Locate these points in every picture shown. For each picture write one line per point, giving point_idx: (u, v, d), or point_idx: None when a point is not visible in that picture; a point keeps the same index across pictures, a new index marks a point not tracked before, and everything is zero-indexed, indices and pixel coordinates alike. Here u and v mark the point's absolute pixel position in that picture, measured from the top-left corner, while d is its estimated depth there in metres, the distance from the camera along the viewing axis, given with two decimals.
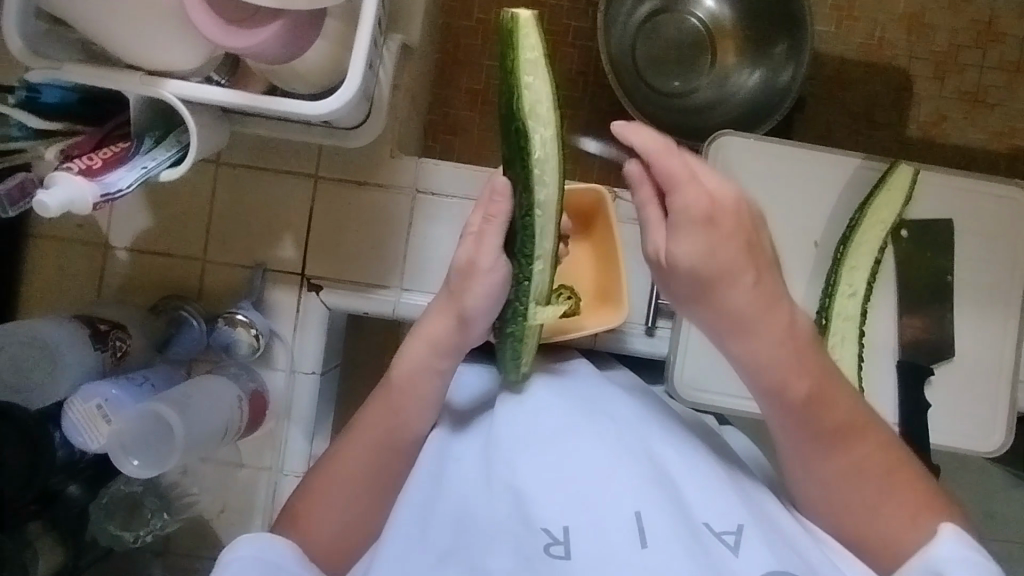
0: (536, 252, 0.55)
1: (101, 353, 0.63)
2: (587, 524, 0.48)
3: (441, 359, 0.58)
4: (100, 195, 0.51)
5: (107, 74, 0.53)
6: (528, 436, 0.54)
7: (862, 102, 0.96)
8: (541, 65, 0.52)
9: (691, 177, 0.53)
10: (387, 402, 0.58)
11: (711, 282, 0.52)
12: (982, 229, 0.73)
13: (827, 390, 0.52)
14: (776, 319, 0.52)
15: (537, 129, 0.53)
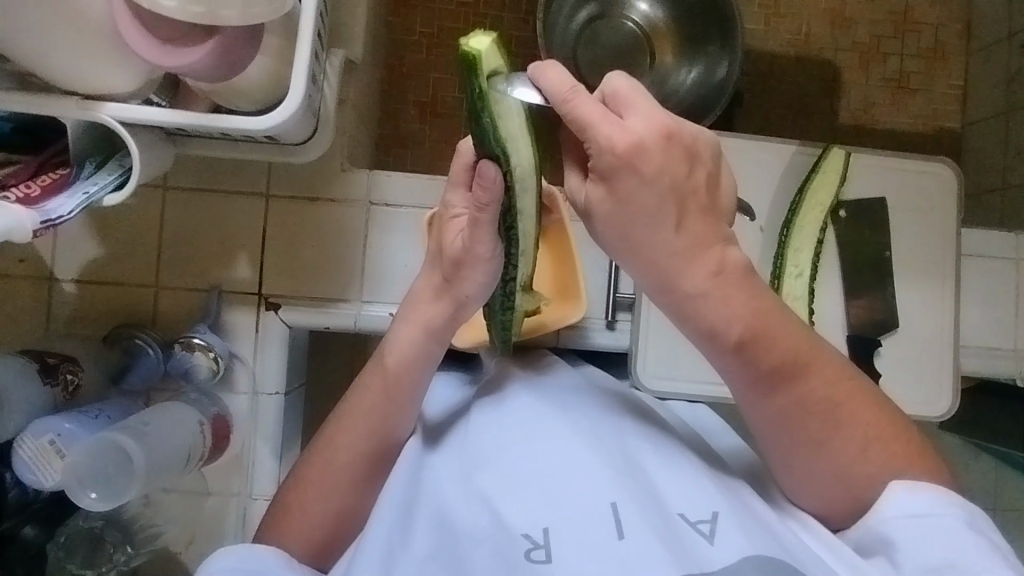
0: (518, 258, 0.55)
1: (51, 387, 0.61)
2: (567, 524, 0.48)
3: (435, 343, 0.59)
4: (40, 222, 0.50)
5: (41, 101, 0.53)
6: (504, 443, 0.54)
7: (796, 93, 1.00)
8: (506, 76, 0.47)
9: (609, 114, 0.46)
10: (381, 391, 0.58)
11: (633, 226, 0.47)
12: (914, 204, 0.77)
13: (765, 327, 0.49)
14: (708, 259, 0.48)
15: (515, 148, 0.49)
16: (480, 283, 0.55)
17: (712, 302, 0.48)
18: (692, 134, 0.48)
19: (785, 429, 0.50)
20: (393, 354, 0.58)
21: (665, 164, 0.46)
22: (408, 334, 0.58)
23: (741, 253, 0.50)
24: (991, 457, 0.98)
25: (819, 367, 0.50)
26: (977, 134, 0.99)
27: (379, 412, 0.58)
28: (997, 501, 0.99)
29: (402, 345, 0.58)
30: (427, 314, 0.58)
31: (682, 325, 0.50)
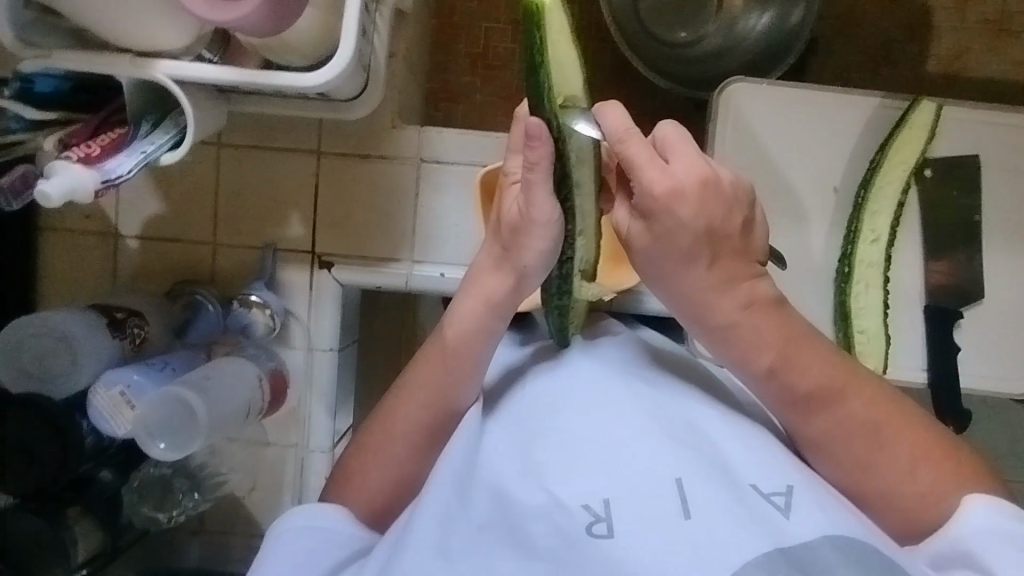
0: (577, 236, 0.52)
1: (120, 340, 0.64)
2: (629, 500, 0.47)
3: (496, 318, 0.56)
4: (101, 181, 0.51)
5: (98, 59, 0.53)
6: (562, 415, 0.53)
7: (880, 38, 0.91)
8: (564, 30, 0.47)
9: (656, 159, 0.49)
10: (441, 363, 0.57)
11: (668, 262, 0.50)
12: (1011, 163, 0.70)
13: (795, 358, 0.51)
14: (740, 292, 0.51)
15: (573, 116, 0.49)
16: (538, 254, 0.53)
17: (745, 330, 0.51)
18: (732, 181, 0.51)
19: (830, 447, 0.50)
20: (454, 327, 0.57)
21: (702, 209, 0.49)
22: (470, 306, 0.56)
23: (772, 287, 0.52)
24: None
25: (857, 391, 0.50)
26: None
27: (439, 383, 0.57)
28: None
29: (463, 317, 0.57)
30: (489, 288, 0.56)
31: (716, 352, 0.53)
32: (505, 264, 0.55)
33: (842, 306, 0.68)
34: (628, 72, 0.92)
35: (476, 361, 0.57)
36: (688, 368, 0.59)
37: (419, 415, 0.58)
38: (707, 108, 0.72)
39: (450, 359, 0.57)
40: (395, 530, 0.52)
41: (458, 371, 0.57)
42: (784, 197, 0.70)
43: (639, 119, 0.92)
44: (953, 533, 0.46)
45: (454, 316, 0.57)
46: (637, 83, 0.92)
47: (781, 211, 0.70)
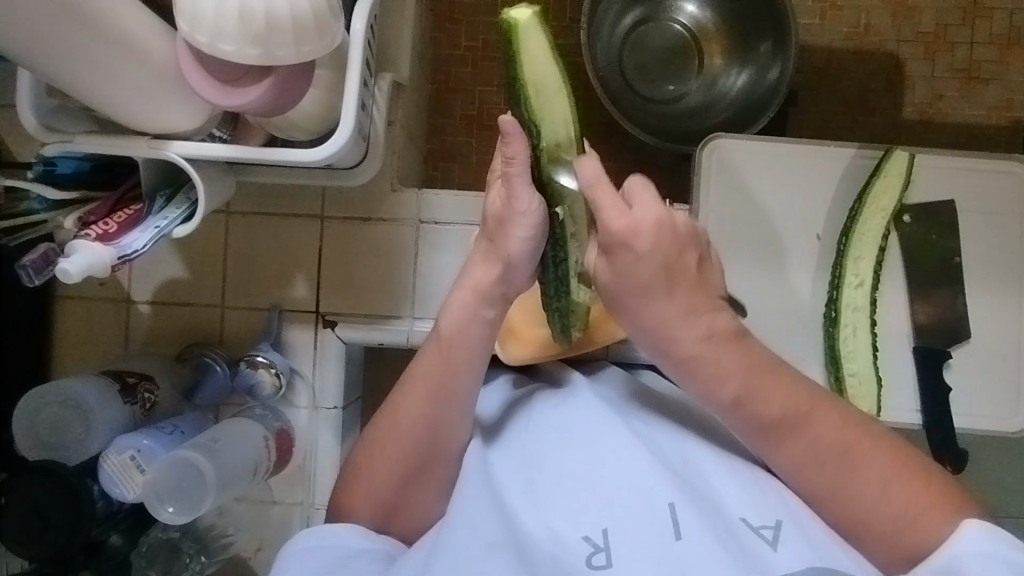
0: (568, 238, 0.56)
1: (130, 406, 0.66)
2: (627, 530, 0.49)
3: (485, 306, 0.56)
4: (116, 257, 0.55)
5: (117, 143, 0.57)
6: (563, 448, 0.54)
7: (854, 89, 0.96)
8: (544, 43, 0.51)
9: (619, 203, 0.51)
10: (444, 364, 0.57)
11: (627, 293, 0.52)
12: (986, 207, 0.73)
13: (758, 391, 0.51)
14: (699, 323, 0.51)
15: (550, 129, 0.53)
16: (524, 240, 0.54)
17: (707, 365, 0.51)
18: (690, 224, 0.52)
19: (795, 480, 0.51)
20: (449, 326, 0.57)
21: (658, 246, 0.50)
22: (466, 299, 0.56)
23: (732, 318, 0.53)
24: None
25: (822, 416, 0.50)
26: None
27: (441, 388, 0.57)
28: None
29: (461, 313, 0.56)
30: (478, 279, 0.56)
31: (681, 380, 0.53)
32: (490, 253, 0.56)
33: (832, 350, 0.70)
34: (616, 129, 0.96)
35: (472, 356, 0.57)
36: (686, 411, 0.60)
37: (419, 430, 0.57)
38: (693, 161, 0.75)
39: (450, 367, 0.57)
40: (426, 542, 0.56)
41: (458, 367, 0.57)
42: (769, 245, 0.73)
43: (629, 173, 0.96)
44: (949, 552, 0.45)
45: (450, 302, 0.57)
46: (626, 138, 0.96)
47: (764, 260, 0.73)
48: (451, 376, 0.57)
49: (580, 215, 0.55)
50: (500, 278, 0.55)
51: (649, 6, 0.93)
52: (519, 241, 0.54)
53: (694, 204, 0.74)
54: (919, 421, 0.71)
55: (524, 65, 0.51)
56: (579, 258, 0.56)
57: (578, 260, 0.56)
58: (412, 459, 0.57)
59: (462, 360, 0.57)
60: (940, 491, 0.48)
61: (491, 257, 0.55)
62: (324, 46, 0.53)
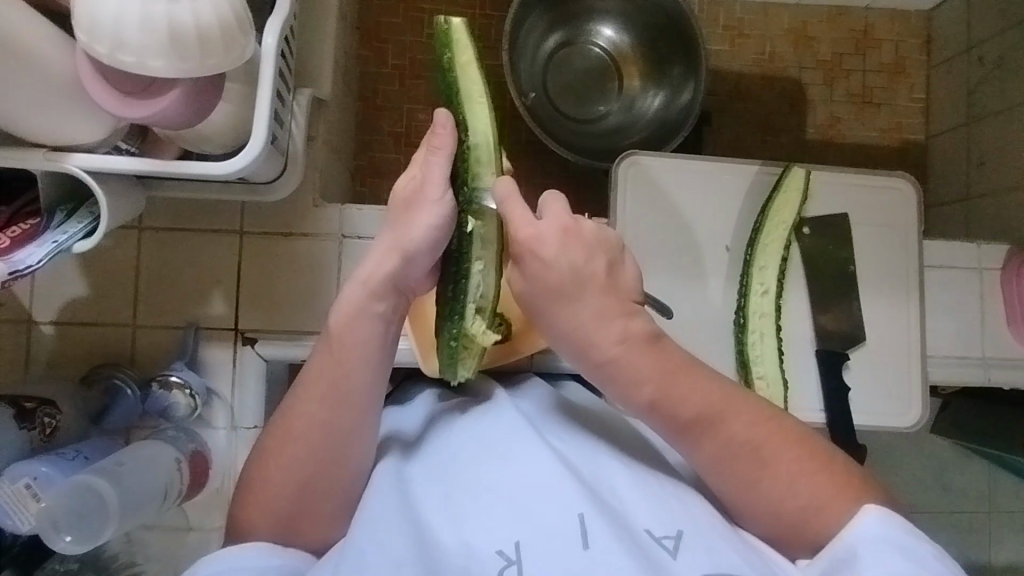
0: (477, 253, 0.57)
1: (28, 431, 0.63)
2: (540, 538, 0.49)
3: (377, 301, 0.57)
4: (8, 272, 0.52)
5: (10, 154, 0.54)
6: (479, 462, 0.55)
7: (763, 111, 1.02)
8: (471, 59, 0.56)
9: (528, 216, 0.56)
10: (340, 368, 0.57)
11: (542, 300, 0.55)
12: (875, 219, 0.79)
13: (674, 388, 0.53)
14: (614, 327, 0.54)
15: (475, 137, 0.56)
16: (428, 225, 0.55)
17: (627, 367, 0.54)
18: (597, 232, 0.57)
19: (720, 475, 0.53)
20: (344, 332, 0.57)
21: (564, 251, 0.54)
22: (361, 303, 0.57)
23: (649, 323, 0.55)
24: (974, 456, 1.01)
25: (737, 413, 0.52)
26: (942, 145, 1.01)
27: (334, 394, 0.56)
28: (994, 506, 1.03)
29: (355, 318, 0.57)
30: (377, 271, 0.56)
31: (603, 386, 0.56)
32: (392, 241, 0.56)
33: (741, 355, 0.74)
34: (540, 147, 0.99)
35: (365, 359, 0.57)
36: (598, 420, 0.62)
37: (314, 442, 0.56)
38: (610, 176, 0.78)
39: (340, 373, 0.57)
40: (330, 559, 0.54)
41: (350, 370, 0.57)
42: (683, 257, 0.77)
43: (555, 189, 0.98)
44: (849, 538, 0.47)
45: (346, 301, 0.57)
46: (550, 156, 0.99)
47: (677, 270, 0.76)
48: (344, 380, 0.57)
49: (490, 236, 0.57)
50: (395, 273, 0.56)
51: (570, 30, 0.97)
52: (424, 227, 0.55)
53: (612, 218, 0.77)
54: (823, 420, 0.76)
55: (456, 77, 0.56)
56: (482, 278, 0.58)
57: (481, 283, 0.58)
58: (326, 477, 0.56)
59: (355, 362, 0.57)
60: (811, 495, 0.50)
61: (395, 248, 0.56)
62: (232, 59, 0.53)
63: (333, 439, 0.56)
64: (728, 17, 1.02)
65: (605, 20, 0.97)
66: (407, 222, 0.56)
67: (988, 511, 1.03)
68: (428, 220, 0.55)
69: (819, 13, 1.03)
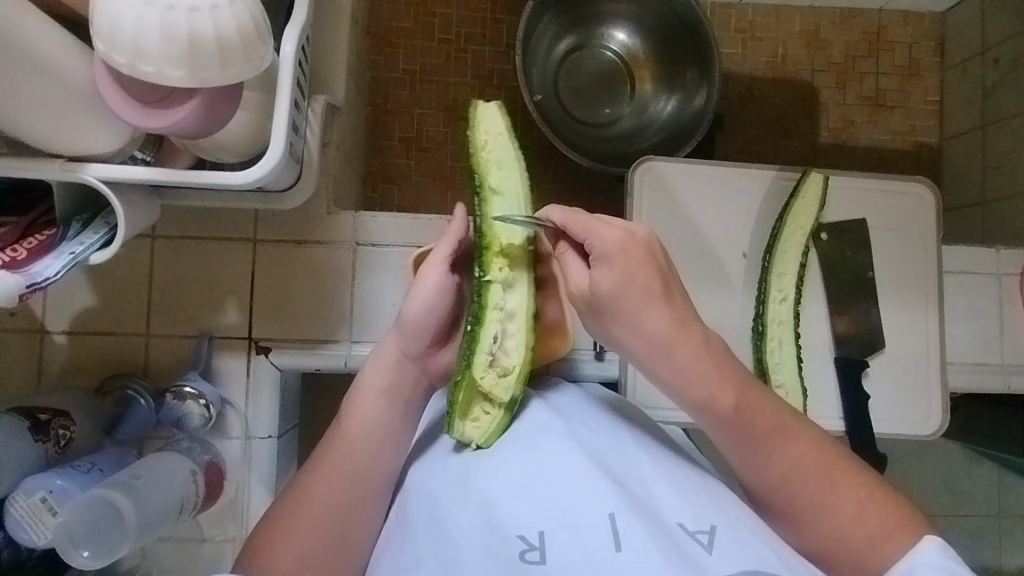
0: (495, 302, 0.58)
1: (43, 443, 0.62)
2: (565, 530, 0.48)
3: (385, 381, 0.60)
4: (26, 285, 0.51)
5: (27, 166, 0.54)
6: (504, 454, 0.54)
7: (775, 115, 1.02)
8: (501, 133, 0.61)
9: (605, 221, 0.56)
10: (354, 441, 0.57)
11: (630, 300, 0.54)
12: (893, 224, 0.78)
13: (751, 402, 0.54)
14: (692, 333, 0.55)
15: (499, 194, 0.59)
16: (427, 293, 0.60)
17: (703, 380, 0.54)
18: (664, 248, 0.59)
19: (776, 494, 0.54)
20: (355, 409, 0.59)
21: (650, 254, 0.55)
22: (376, 379, 0.60)
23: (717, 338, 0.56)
24: (989, 462, 1.00)
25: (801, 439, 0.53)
26: (956, 149, 1.00)
27: (341, 461, 0.57)
28: (1012, 513, 1.02)
29: (367, 394, 0.60)
30: (387, 350, 0.61)
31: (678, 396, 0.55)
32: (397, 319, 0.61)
33: (760, 363, 0.73)
34: (552, 152, 0.98)
35: (373, 431, 0.58)
36: (628, 416, 0.61)
37: (331, 493, 0.56)
38: (626, 183, 0.78)
39: (348, 443, 0.57)
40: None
41: (358, 440, 0.58)
42: (701, 265, 0.76)
43: (567, 194, 0.98)
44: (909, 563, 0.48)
45: (363, 380, 0.60)
46: (562, 161, 0.98)
47: (695, 278, 0.76)
48: (351, 449, 0.57)
49: (511, 283, 0.59)
50: (406, 346, 0.61)
51: (582, 34, 0.96)
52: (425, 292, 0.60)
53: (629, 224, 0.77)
54: (843, 428, 0.75)
55: (483, 143, 0.60)
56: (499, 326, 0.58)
57: (499, 332, 0.58)
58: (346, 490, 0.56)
59: (368, 434, 0.58)
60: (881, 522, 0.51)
61: (403, 323, 0.60)
62: (251, 68, 0.52)
63: (349, 490, 0.56)
64: (739, 20, 1.02)
65: (617, 24, 0.96)
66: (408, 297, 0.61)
67: (1004, 517, 1.02)
68: (428, 290, 0.60)
69: (831, 16, 1.02)
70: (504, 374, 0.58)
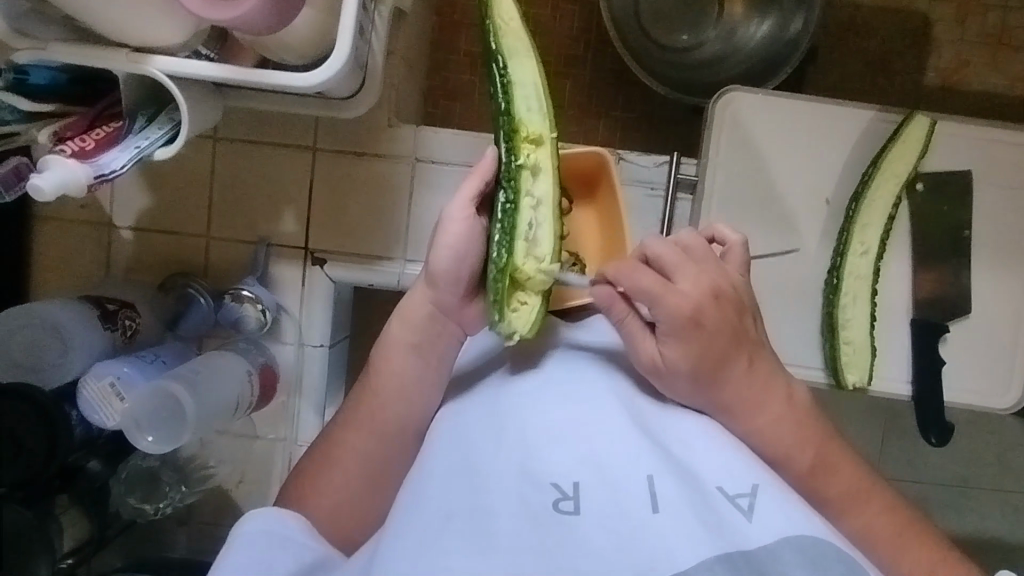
0: (527, 188, 0.53)
1: (111, 332, 0.65)
2: (600, 480, 0.44)
3: (412, 339, 0.54)
4: (94, 176, 0.51)
5: (94, 53, 0.52)
6: (538, 398, 0.49)
7: (879, 49, 0.91)
8: (512, 13, 0.54)
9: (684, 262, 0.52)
10: (382, 400, 0.54)
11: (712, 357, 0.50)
12: (1001, 179, 0.70)
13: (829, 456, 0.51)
14: (772, 395, 0.51)
15: (519, 82, 0.53)
16: (449, 244, 0.52)
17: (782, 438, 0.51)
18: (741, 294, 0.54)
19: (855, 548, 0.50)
20: (384, 367, 0.55)
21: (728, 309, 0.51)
22: (403, 335, 0.54)
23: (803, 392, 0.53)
24: None
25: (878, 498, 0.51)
26: None
27: (370, 421, 0.54)
28: None
29: (393, 352, 0.55)
30: (416, 305, 0.54)
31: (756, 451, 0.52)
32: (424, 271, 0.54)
33: (829, 318, 0.69)
34: (625, 77, 0.92)
35: (400, 391, 0.54)
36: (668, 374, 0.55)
37: (363, 448, 0.54)
38: (703, 115, 0.72)
39: (376, 402, 0.55)
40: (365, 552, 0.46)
41: (386, 399, 0.54)
42: (776, 210, 0.71)
43: (636, 124, 0.92)
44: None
45: (390, 336, 0.55)
46: (635, 87, 0.91)
47: (768, 224, 0.71)
48: (379, 410, 0.54)
49: (542, 167, 0.54)
50: (436, 302, 0.54)
51: None
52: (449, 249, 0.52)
53: (703, 160, 0.72)
54: (908, 393, 0.71)
55: (496, 21, 0.54)
56: (532, 213, 0.53)
57: (532, 220, 0.53)
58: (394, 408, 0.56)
59: (393, 392, 0.54)
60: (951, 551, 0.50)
61: (430, 276, 0.53)
62: None
63: (381, 445, 0.54)
64: None
65: None
66: (432, 248, 0.53)
67: None
68: (451, 238, 0.52)
69: None
70: (541, 262, 0.53)
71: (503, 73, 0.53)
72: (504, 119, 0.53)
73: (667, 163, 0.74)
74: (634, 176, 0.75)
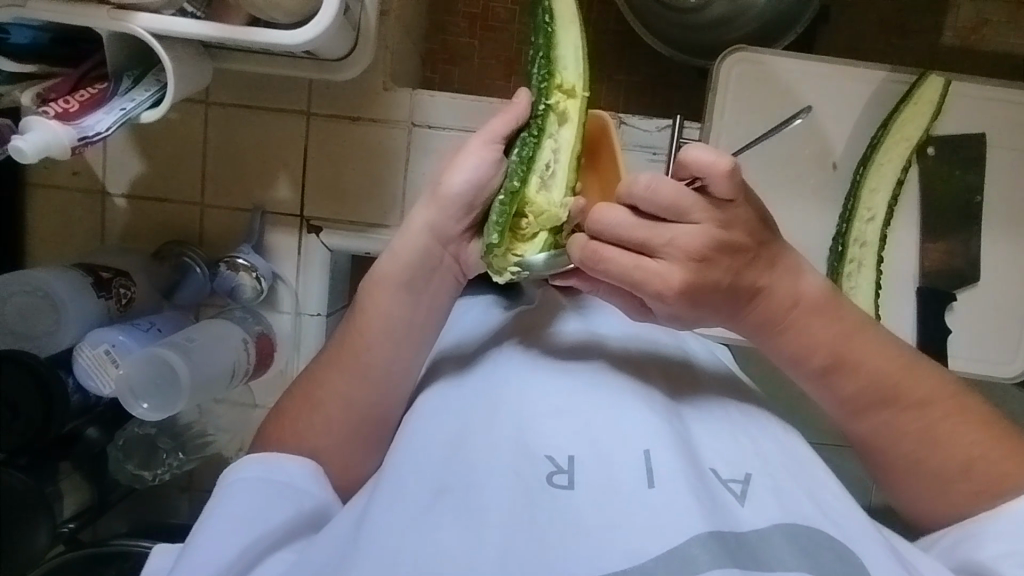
0: (550, 132, 0.50)
1: (105, 300, 0.64)
2: (595, 456, 0.42)
3: (405, 279, 0.51)
4: (78, 138, 0.50)
5: (74, 11, 0.51)
6: (530, 379, 0.47)
7: (894, 7, 0.87)
8: None
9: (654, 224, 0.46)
10: (371, 344, 0.51)
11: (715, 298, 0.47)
12: (1015, 143, 0.68)
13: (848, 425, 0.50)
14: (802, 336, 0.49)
15: (562, 31, 0.51)
16: (467, 168, 0.49)
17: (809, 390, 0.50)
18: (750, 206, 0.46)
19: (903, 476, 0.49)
20: (370, 303, 0.52)
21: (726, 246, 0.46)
22: (392, 270, 0.51)
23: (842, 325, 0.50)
24: None
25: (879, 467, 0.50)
26: None
27: (354, 363, 0.52)
28: None
29: (382, 287, 0.52)
30: (413, 231, 0.51)
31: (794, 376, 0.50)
32: (428, 196, 0.51)
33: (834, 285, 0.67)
34: (629, 38, 0.89)
35: (390, 332, 0.51)
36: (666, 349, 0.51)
37: (349, 398, 0.52)
38: (707, 78, 0.70)
39: (365, 354, 0.52)
40: (359, 504, 0.46)
41: (373, 348, 0.51)
42: (779, 177, 0.69)
43: (640, 88, 0.89)
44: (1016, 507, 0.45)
45: (378, 271, 0.52)
46: (638, 49, 0.89)
47: (772, 191, 0.69)
48: (365, 350, 0.52)
49: (569, 115, 0.51)
50: (435, 231, 0.51)
51: None
52: (463, 176, 0.49)
53: (706, 124, 0.69)
54: None
55: None
56: (552, 156, 0.50)
57: (551, 164, 0.50)
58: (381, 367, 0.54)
59: (380, 334, 0.51)
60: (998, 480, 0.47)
61: (435, 199, 0.50)
62: None
63: (371, 396, 0.52)
64: None
65: None
66: (447, 170, 0.50)
67: None
68: (470, 168, 0.49)
69: None
70: (554, 202, 0.49)
71: (548, 20, 0.51)
72: (541, 63, 0.50)
73: (669, 126, 0.72)
74: (636, 143, 0.73)
